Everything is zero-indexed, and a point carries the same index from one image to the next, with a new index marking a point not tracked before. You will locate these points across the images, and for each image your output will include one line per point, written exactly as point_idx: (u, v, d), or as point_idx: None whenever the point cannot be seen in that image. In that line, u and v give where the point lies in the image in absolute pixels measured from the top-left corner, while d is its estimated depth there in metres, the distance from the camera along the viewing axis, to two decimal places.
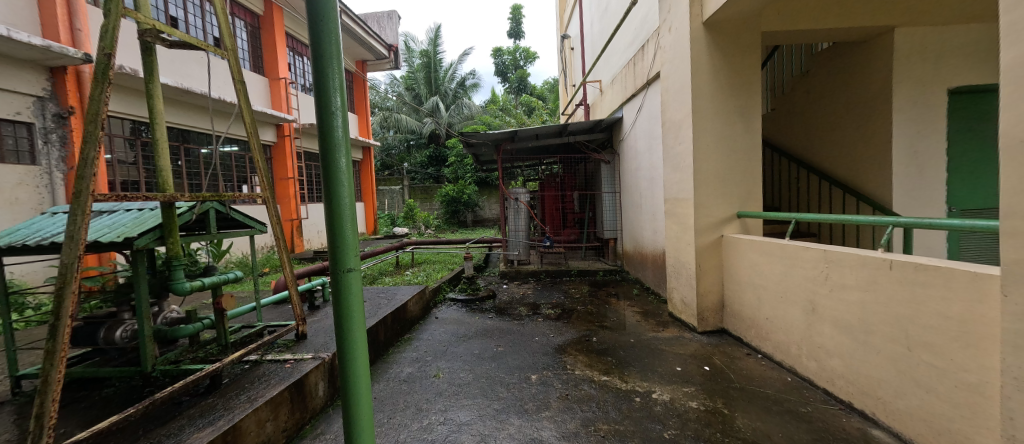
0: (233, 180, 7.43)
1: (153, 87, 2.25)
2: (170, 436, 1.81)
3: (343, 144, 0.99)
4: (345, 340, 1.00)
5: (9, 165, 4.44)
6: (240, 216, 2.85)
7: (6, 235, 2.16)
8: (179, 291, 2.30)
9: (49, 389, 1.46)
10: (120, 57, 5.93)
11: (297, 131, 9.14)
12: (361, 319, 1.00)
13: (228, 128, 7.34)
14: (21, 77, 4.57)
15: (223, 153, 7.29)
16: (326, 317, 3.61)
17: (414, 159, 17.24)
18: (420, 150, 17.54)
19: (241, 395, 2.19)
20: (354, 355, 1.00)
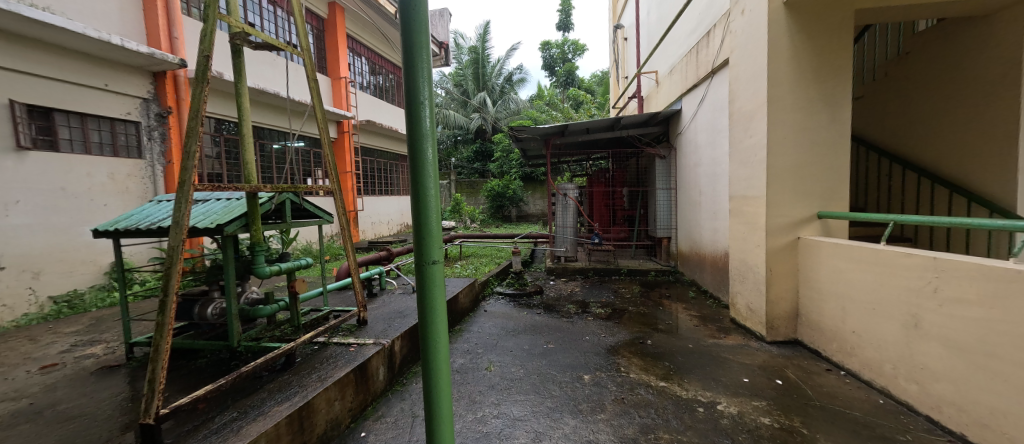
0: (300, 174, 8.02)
1: (241, 86, 2.42)
2: (254, 407, 1.99)
3: (429, 134, 0.98)
4: (428, 329, 1.00)
5: (121, 159, 5.06)
6: (311, 206, 3.03)
7: (124, 219, 2.47)
8: (260, 274, 2.51)
9: (159, 357, 1.66)
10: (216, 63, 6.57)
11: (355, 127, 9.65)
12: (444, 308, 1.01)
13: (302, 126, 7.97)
14: (130, 81, 5.21)
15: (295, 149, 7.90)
16: (384, 305, 3.77)
17: (460, 154, 17.59)
18: (466, 145, 17.89)
19: (312, 374, 2.34)
20: (435, 342, 1.01)
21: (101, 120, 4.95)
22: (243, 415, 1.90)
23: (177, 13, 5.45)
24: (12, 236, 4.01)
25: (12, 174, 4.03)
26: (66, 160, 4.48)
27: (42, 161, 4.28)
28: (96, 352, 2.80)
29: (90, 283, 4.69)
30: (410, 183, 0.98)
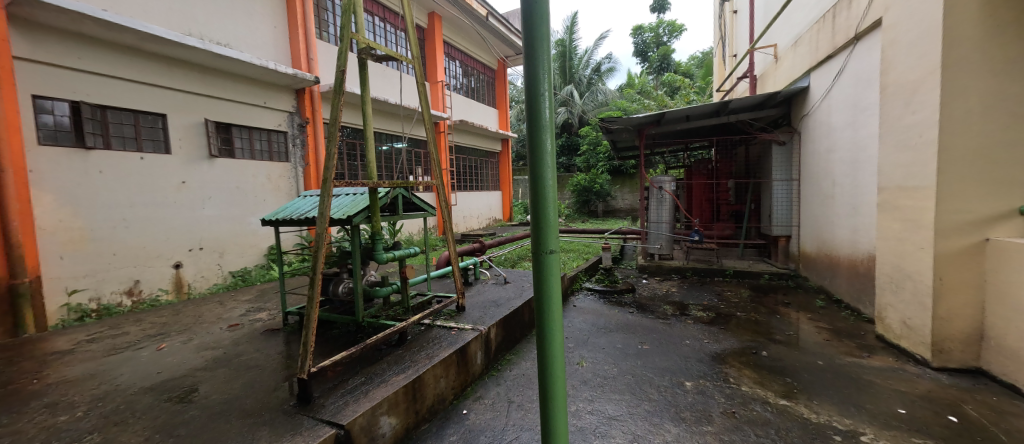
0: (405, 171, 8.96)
1: (365, 95, 2.74)
2: (377, 374, 2.30)
3: (548, 124, 0.98)
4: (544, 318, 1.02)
5: (274, 163, 6.12)
6: (419, 201, 3.33)
7: (282, 211, 3.04)
8: (379, 259, 2.87)
9: (310, 324, 2.01)
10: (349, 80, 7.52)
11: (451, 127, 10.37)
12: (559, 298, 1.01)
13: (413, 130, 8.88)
14: (281, 98, 6.28)
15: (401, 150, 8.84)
16: (479, 293, 4.01)
17: None
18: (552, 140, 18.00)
19: (422, 352, 2.60)
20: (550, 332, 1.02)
21: (261, 131, 6.05)
22: (369, 381, 2.21)
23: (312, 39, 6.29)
24: (209, 224, 5.24)
25: (208, 176, 5.24)
26: (242, 164, 5.64)
27: (227, 166, 5.46)
28: (264, 316, 3.52)
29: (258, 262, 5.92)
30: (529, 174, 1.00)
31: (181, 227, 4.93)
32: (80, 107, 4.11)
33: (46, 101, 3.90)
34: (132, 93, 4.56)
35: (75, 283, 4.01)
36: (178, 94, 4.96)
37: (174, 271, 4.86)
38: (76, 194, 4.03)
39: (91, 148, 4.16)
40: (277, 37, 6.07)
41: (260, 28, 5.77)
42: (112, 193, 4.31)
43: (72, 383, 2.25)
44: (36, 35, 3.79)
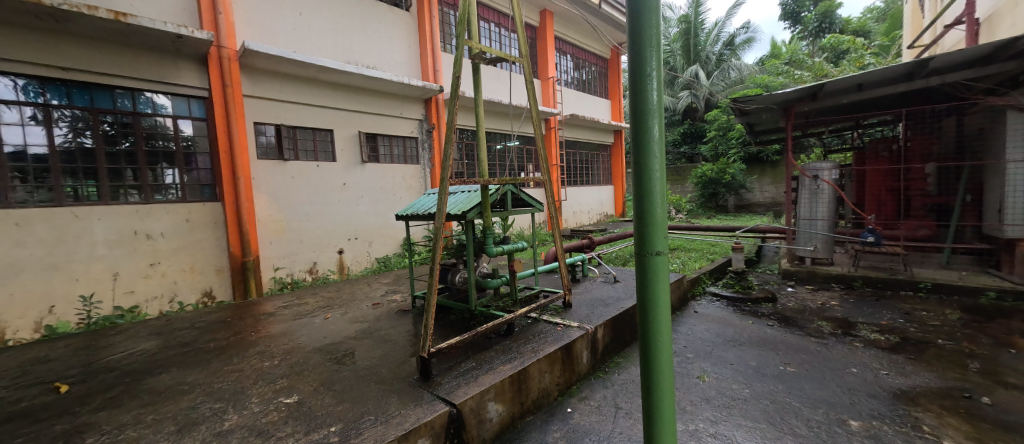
0: (517, 169, 9.35)
1: (478, 97, 2.88)
2: (486, 362, 2.43)
3: (656, 101, 0.80)
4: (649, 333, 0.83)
5: (408, 166, 7.00)
6: (527, 197, 3.40)
7: (411, 207, 3.48)
8: (490, 253, 3.02)
9: (429, 308, 2.25)
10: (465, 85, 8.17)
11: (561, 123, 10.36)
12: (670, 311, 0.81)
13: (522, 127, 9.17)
14: (413, 108, 7.05)
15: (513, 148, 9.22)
16: (587, 291, 3.91)
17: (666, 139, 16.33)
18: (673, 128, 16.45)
19: (527, 345, 2.66)
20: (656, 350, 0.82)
21: (399, 138, 6.93)
22: (478, 367, 2.35)
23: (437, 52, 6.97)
24: (362, 218, 6.35)
25: (361, 178, 6.31)
26: (385, 167, 6.62)
27: (374, 170, 6.49)
28: (398, 298, 4.10)
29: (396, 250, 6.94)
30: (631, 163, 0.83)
31: (343, 221, 6.10)
32: (280, 129, 5.41)
33: (261, 126, 5.26)
34: (310, 114, 5.73)
35: (277, 262, 5.38)
36: (342, 112, 6.07)
37: (338, 255, 6.07)
38: (278, 195, 5.36)
39: (287, 160, 5.44)
40: (410, 55, 6.91)
41: (397, 50, 6.66)
42: (300, 194, 5.59)
43: (273, 338, 3.02)
44: (255, 77, 5.13)
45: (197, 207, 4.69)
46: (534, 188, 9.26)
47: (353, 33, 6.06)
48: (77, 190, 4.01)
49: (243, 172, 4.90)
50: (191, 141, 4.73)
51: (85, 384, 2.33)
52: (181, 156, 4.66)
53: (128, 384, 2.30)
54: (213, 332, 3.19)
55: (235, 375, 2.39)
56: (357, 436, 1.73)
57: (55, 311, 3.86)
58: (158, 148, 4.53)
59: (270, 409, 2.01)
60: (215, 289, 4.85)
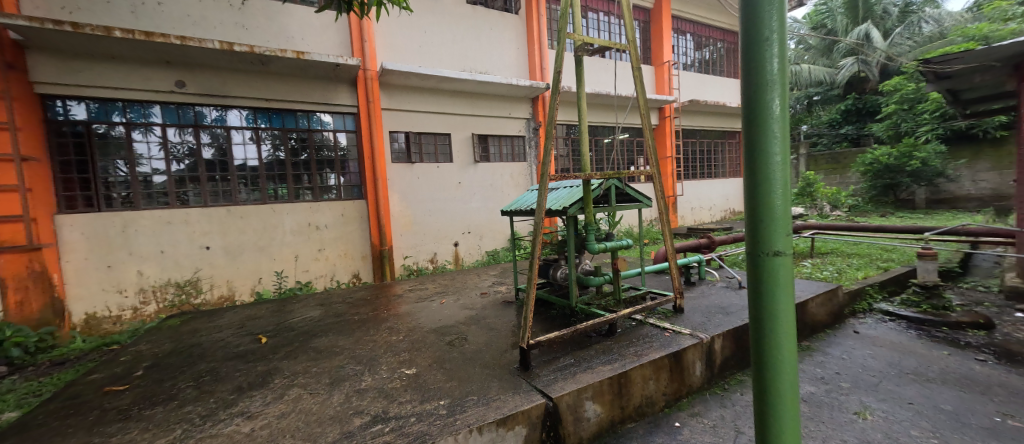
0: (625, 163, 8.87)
1: (581, 90, 2.81)
2: (585, 360, 2.39)
3: (775, 72, 0.67)
4: (764, 347, 0.70)
5: (515, 164, 7.29)
6: (632, 191, 3.20)
7: (515, 203, 3.63)
8: (591, 250, 2.93)
9: (528, 301, 2.31)
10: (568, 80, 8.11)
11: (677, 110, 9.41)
12: (794, 322, 0.67)
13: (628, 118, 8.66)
14: (521, 108, 7.27)
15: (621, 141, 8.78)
16: (704, 296, 3.48)
17: (819, 119, 13.38)
18: (830, 105, 13.39)
19: (631, 348, 2.51)
20: (776, 367, 0.69)
21: (508, 138, 7.25)
22: (577, 364, 2.33)
23: (544, 50, 7.06)
24: (474, 214, 6.88)
25: (474, 177, 6.84)
26: (495, 166, 7.03)
27: (485, 169, 6.95)
28: (503, 289, 4.34)
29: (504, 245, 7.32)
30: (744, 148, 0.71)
31: (458, 216, 6.71)
32: (409, 136, 6.21)
33: (394, 133, 6.13)
34: (432, 120, 6.41)
35: (406, 251, 6.25)
36: (458, 117, 6.63)
37: (454, 248, 6.72)
38: (407, 193, 6.21)
39: (414, 163, 6.25)
40: (519, 57, 7.16)
41: (506, 53, 6.97)
42: (423, 192, 6.35)
43: (399, 316, 3.52)
44: (390, 92, 6.00)
45: (349, 204, 5.77)
46: (644, 183, 8.66)
47: (468, 43, 6.58)
48: (275, 191, 5.37)
49: (381, 174, 5.81)
50: (345, 151, 5.83)
51: (278, 337, 3.12)
52: (339, 163, 5.78)
53: (302, 341, 2.99)
54: (358, 307, 3.90)
55: (371, 344, 2.88)
56: (461, 413, 1.91)
57: (262, 281, 5.25)
58: (324, 157, 5.70)
59: (395, 377, 2.37)
60: (361, 272, 5.92)
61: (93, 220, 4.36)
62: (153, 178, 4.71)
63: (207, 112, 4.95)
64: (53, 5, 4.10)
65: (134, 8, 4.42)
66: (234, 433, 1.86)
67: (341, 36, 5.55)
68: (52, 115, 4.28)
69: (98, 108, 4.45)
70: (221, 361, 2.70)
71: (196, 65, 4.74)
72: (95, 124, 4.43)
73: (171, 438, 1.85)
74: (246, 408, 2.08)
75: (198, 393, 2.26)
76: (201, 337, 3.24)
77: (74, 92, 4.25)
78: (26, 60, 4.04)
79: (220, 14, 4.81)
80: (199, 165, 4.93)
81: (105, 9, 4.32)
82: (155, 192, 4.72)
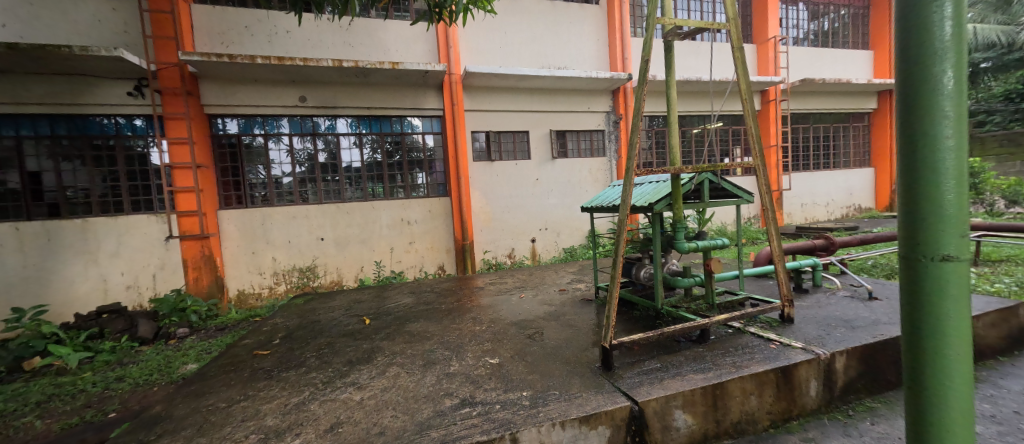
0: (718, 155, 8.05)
1: (670, 78, 2.61)
2: (674, 366, 2.25)
3: (951, 41, 0.54)
4: (929, 372, 0.58)
5: (594, 159, 7.09)
6: (729, 186, 2.88)
7: (595, 199, 3.55)
8: (680, 249, 2.71)
9: (610, 300, 2.25)
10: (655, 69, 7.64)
11: (784, 92, 8.22)
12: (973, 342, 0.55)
13: (724, 105, 7.84)
14: (601, 101, 7.03)
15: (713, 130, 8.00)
16: (820, 306, 3.00)
17: (989, 91, 10.53)
18: (1009, 72, 10.43)
19: (727, 357, 2.28)
20: (942, 396, 0.57)
21: (587, 132, 7.07)
22: (664, 370, 2.20)
23: (626, 38, 6.73)
24: (551, 210, 6.90)
25: (551, 173, 6.84)
26: (572, 162, 6.94)
27: (563, 165, 6.91)
28: (582, 287, 4.28)
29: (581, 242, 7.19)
30: (903, 137, 0.60)
31: (535, 213, 6.79)
32: (489, 135, 6.45)
33: (475, 133, 6.42)
34: (510, 118, 6.56)
35: (486, 246, 6.53)
36: (535, 114, 6.67)
37: (531, 243, 6.82)
38: (487, 190, 6.48)
39: (494, 161, 6.48)
40: (599, 48, 6.93)
41: (584, 46, 6.80)
42: (502, 189, 6.56)
43: (482, 308, 3.70)
44: (472, 94, 6.28)
45: (435, 201, 6.23)
46: (742, 177, 7.75)
47: (546, 40, 6.58)
48: (374, 190, 6.03)
49: (463, 173, 6.14)
50: (432, 152, 6.29)
51: (378, 320, 3.52)
52: (426, 163, 6.26)
53: (399, 325, 3.33)
54: (445, 297, 4.19)
55: (458, 332, 3.08)
56: (544, 406, 1.94)
57: (365, 269, 5.95)
58: (414, 158, 6.22)
59: (480, 365, 2.50)
60: (445, 264, 6.36)
61: (242, 214, 5.38)
62: (283, 180, 5.65)
63: (321, 122, 5.75)
64: (216, 42, 5.13)
65: (270, 38, 5.31)
66: (348, 400, 2.15)
67: (429, 45, 5.98)
68: (215, 130, 5.32)
69: (245, 122, 5.44)
70: (336, 337, 3.14)
71: (315, 82, 5.54)
72: (243, 135, 5.42)
73: (302, 397, 2.21)
74: (356, 379, 2.39)
75: (320, 362, 2.67)
76: (321, 315, 3.81)
77: (229, 111, 5.26)
78: (200, 88, 5.11)
79: (332, 35, 5.53)
80: (316, 167, 5.76)
81: (250, 41, 5.26)
82: (284, 191, 5.66)
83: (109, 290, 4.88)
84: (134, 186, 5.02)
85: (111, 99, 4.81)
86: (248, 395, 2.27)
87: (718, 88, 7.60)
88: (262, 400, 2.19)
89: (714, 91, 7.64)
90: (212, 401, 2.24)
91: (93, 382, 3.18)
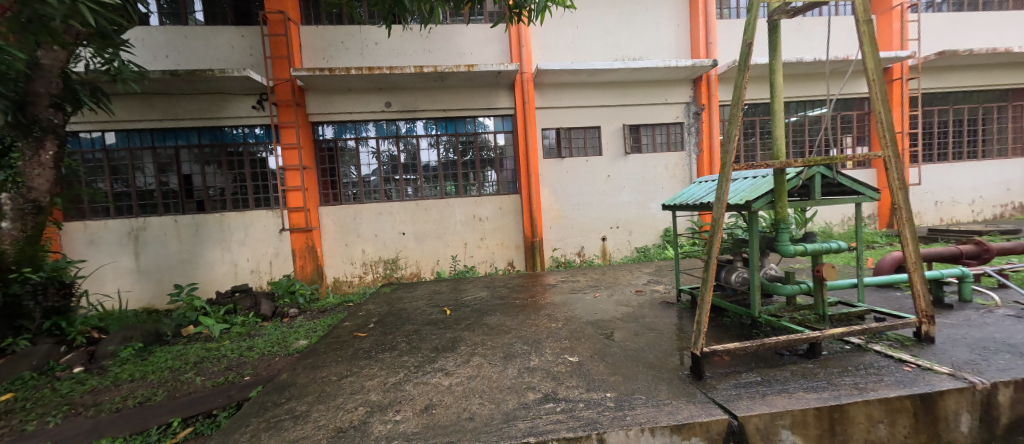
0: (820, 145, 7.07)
1: (776, 61, 2.33)
2: (777, 381, 2.03)
3: None
4: None
5: (671, 154, 6.68)
6: (847, 181, 2.48)
7: (679, 197, 3.33)
8: (784, 253, 2.40)
9: (703, 305, 2.08)
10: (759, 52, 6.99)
11: (913, 69, 6.92)
12: None
13: (843, 89, 7.01)
14: (680, 91, 6.58)
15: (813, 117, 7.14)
16: (971, 327, 2.48)
17: None
18: None
19: (846, 377, 1.99)
20: None
21: (663, 126, 6.68)
22: (766, 384, 2.00)
23: (712, 21, 6.19)
24: (623, 208, 6.66)
25: (624, 169, 6.59)
26: (647, 157, 6.61)
27: (636, 160, 6.62)
28: (660, 289, 4.07)
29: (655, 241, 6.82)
30: None
31: (606, 210, 6.62)
32: (559, 132, 6.42)
33: (546, 130, 6.43)
34: (581, 114, 6.44)
35: (555, 244, 6.55)
36: (607, 108, 6.47)
37: (601, 242, 6.67)
38: (557, 187, 6.47)
39: (564, 157, 6.44)
40: (679, 35, 6.48)
41: (662, 34, 6.42)
42: (572, 186, 6.50)
43: (556, 305, 3.71)
44: (543, 91, 6.30)
45: (506, 198, 6.40)
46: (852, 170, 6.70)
47: (620, 30, 6.34)
48: (449, 188, 6.37)
49: (534, 170, 6.19)
50: (503, 150, 6.45)
51: (457, 311, 3.71)
52: (498, 161, 6.43)
53: (477, 317, 3.48)
54: (518, 293, 4.28)
55: (534, 327, 3.13)
56: (631, 410, 1.88)
57: (440, 263, 6.33)
58: (485, 156, 6.43)
59: (559, 361, 2.51)
60: (515, 260, 6.49)
61: (338, 211, 6.04)
62: (371, 179, 6.22)
63: (403, 125, 6.21)
64: (319, 57, 5.81)
65: (361, 50, 5.87)
66: (438, 384, 2.31)
67: (502, 45, 6.12)
68: (316, 135, 6.02)
69: (340, 128, 6.08)
70: (421, 325, 3.38)
71: (398, 88, 5.99)
72: (338, 140, 6.07)
73: (398, 378, 2.42)
74: (443, 366, 2.55)
75: (410, 347, 2.90)
76: (407, 303, 4.14)
77: (328, 118, 5.92)
78: (305, 99, 5.82)
79: (413, 44, 5.93)
80: (399, 167, 6.24)
81: (345, 54, 5.85)
82: (372, 189, 6.22)
83: (238, 273, 5.83)
84: (257, 186, 5.91)
85: (240, 112, 5.70)
86: (353, 372, 2.56)
87: (839, 68, 6.70)
88: (365, 378, 2.45)
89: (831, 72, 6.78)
90: (325, 374, 2.56)
91: (233, 349, 3.83)
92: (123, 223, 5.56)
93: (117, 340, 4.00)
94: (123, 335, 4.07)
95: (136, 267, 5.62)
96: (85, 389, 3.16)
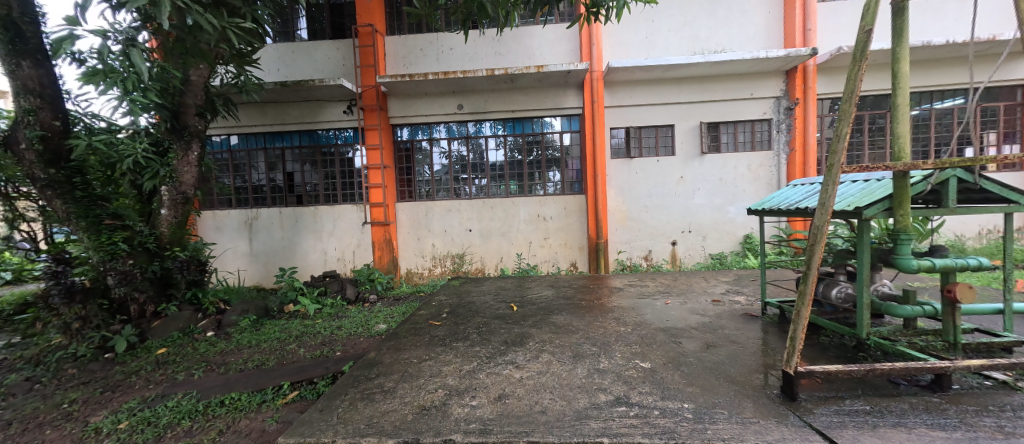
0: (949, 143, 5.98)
1: (900, 47, 2.01)
2: (891, 414, 1.78)
3: None
4: None
5: (756, 154, 6.12)
6: (993, 187, 2.07)
7: (768, 200, 3.07)
8: (904, 268, 2.09)
9: (799, 322, 1.84)
10: (878, 35, 6.11)
11: None
12: None
13: (990, 76, 5.89)
14: (769, 84, 5.99)
15: (941, 110, 6.15)
16: None
17: None
18: None
19: (987, 419, 1.68)
20: None
21: (747, 122, 6.15)
22: (877, 416, 1.76)
23: (813, 4, 5.53)
24: (698, 211, 6.26)
25: (699, 170, 6.19)
26: (726, 157, 6.14)
27: (713, 161, 6.17)
28: (742, 300, 3.76)
29: (733, 249, 6.30)
30: None
31: (677, 213, 6.29)
32: (629, 130, 6.22)
33: (615, 129, 6.27)
34: (653, 112, 6.18)
35: (621, 246, 6.39)
36: (682, 105, 6.12)
37: (671, 246, 6.35)
38: (625, 188, 6.28)
39: (633, 157, 6.24)
40: (770, 23, 5.90)
41: (750, 22, 5.89)
42: (642, 188, 6.27)
43: (624, 309, 3.63)
44: (613, 89, 6.15)
45: (571, 198, 6.37)
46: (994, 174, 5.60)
47: (700, 21, 5.95)
48: (514, 186, 6.52)
49: (601, 170, 6.08)
50: (568, 149, 6.42)
51: (523, 308, 3.81)
52: (563, 161, 6.42)
53: (543, 315, 3.54)
54: (583, 294, 4.25)
55: (602, 330, 3.10)
56: (712, 423, 1.79)
57: (505, 260, 6.51)
58: (551, 156, 6.45)
59: (630, 366, 2.46)
60: (578, 261, 6.45)
61: (412, 206, 6.51)
62: (442, 177, 6.59)
63: (472, 126, 6.49)
64: (400, 64, 6.30)
65: (438, 56, 6.24)
66: (509, 376, 2.41)
67: (572, 44, 6.09)
68: (396, 137, 6.55)
69: (416, 130, 6.53)
70: (490, 318, 3.53)
71: (470, 91, 6.27)
72: (414, 140, 6.52)
73: (472, 366, 2.57)
74: (513, 359, 2.65)
75: (481, 338, 3.06)
76: (476, 297, 4.33)
77: (407, 120, 6.40)
78: (386, 103, 6.34)
79: (486, 47, 6.18)
80: (467, 167, 6.53)
81: (423, 60, 6.26)
82: (443, 186, 6.59)
83: (328, 260, 6.56)
84: (345, 183, 6.59)
85: (332, 117, 6.38)
86: (431, 356, 2.76)
87: (986, 50, 5.62)
88: (442, 363, 2.64)
89: (976, 55, 5.71)
90: (407, 356, 2.80)
91: (325, 327, 4.34)
92: (242, 213, 6.55)
93: (237, 311, 4.75)
94: (242, 308, 4.83)
95: (250, 251, 6.60)
96: (216, 350, 3.81)
